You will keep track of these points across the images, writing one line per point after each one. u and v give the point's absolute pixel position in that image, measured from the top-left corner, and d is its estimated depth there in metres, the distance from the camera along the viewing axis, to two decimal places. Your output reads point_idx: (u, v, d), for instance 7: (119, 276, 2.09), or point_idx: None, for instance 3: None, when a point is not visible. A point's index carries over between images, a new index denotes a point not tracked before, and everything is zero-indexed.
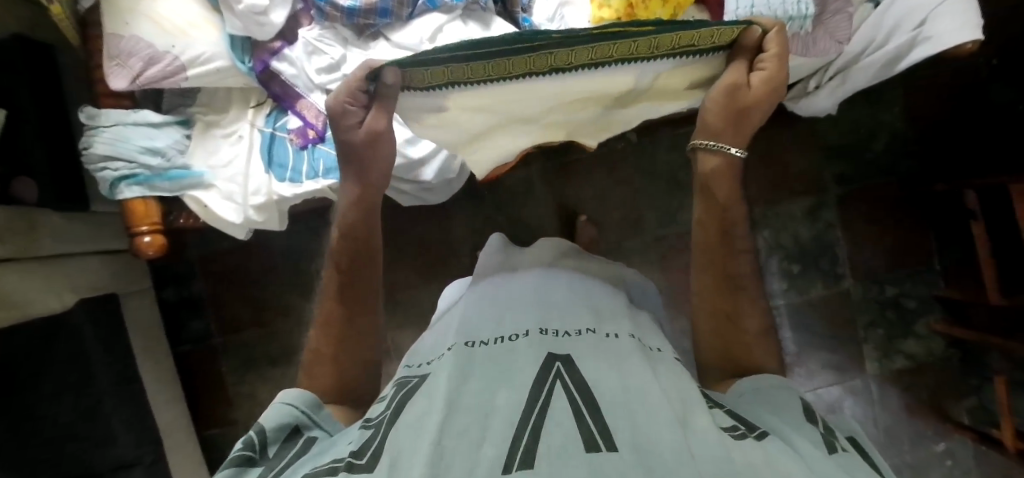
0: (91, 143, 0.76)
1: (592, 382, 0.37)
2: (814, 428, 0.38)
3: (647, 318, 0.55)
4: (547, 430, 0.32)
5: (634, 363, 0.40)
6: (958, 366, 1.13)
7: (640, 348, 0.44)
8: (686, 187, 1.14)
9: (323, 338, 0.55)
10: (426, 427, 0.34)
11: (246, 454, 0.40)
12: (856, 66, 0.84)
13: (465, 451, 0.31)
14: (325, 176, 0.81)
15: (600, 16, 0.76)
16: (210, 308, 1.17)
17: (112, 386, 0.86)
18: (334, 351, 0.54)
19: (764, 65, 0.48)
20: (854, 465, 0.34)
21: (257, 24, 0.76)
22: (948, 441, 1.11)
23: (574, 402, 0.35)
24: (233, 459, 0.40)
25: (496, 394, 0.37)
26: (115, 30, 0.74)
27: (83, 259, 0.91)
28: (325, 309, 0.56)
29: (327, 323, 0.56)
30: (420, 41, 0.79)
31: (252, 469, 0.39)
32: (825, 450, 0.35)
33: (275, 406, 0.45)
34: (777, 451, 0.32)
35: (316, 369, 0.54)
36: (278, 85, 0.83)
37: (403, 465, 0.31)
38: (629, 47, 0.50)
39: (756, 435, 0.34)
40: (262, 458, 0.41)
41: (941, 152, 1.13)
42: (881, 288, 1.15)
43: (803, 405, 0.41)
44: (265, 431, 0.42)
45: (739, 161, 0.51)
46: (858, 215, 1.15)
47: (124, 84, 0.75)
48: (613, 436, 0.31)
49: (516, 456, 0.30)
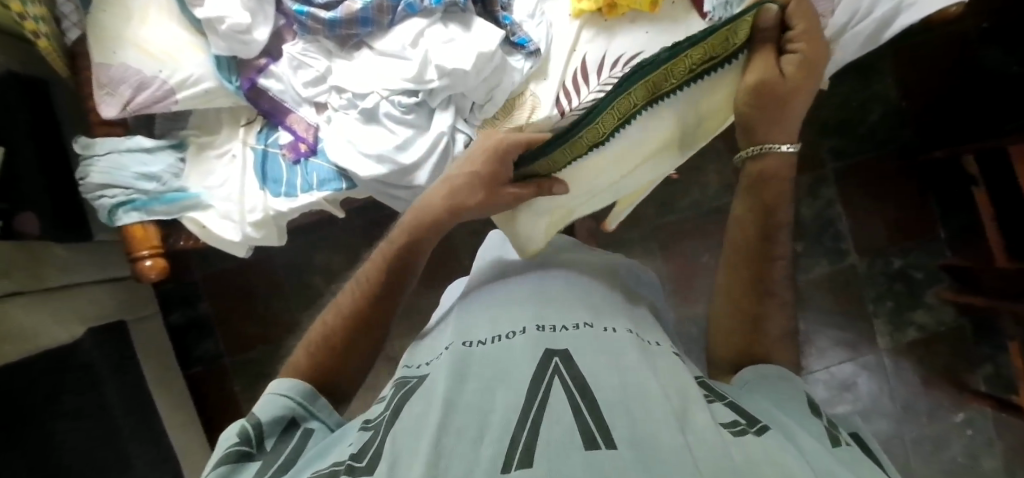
0: (88, 172, 0.77)
1: (592, 378, 0.37)
2: (818, 421, 0.37)
3: (646, 316, 0.53)
4: (545, 427, 0.32)
5: (631, 358, 0.40)
6: (970, 334, 1.12)
7: (638, 342, 0.44)
8: (683, 175, 1.14)
9: (329, 329, 0.50)
10: (425, 429, 0.33)
11: (245, 446, 0.38)
12: (843, 38, 0.81)
13: (465, 452, 0.31)
14: (319, 188, 0.83)
15: (581, 8, 0.82)
16: (217, 328, 1.18)
17: (124, 411, 0.87)
18: (336, 359, 0.48)
19: (794, 47, 0.47)
20: (858, 460, 0.33)
21: (240, 43, 0.77)
22: (966, 411, 1.10)
23: (573, 399, 0.35)
24: (231, 453, 0.37)
25: (495, 393, 0.37)
26: (104, 59, 0.75)
27: (88, 287, 0.92)
28: (343, 303, 0.51)
29: (336, 316, 0.51)
30: (402, 47, 0.79)
31: (251, 460, 0.37)
32: (828, 444, 0.34)
33: (269, 398, 0.42)
34: (777, 446, 0.32)
35: (301, 359, 0.48)
36: (266, 101, 0.83)
37: (403, 467, 0.31)
38: (648, 88, 0.53)
39: (756, 430, 0.34)
40: (260, 450, 0.38)
41: (937, 119, 1.12)
42: (886, 260, 1.14)
43: (807, 398, 0.41)
44: (262, 424, 0.40)
45: (792, 156, 0.50)
46: (858, 189, 1.14)
47: (115, 112, 0.76)
48: (612, 432, 0.31)
49: (515, 456, 0.30)
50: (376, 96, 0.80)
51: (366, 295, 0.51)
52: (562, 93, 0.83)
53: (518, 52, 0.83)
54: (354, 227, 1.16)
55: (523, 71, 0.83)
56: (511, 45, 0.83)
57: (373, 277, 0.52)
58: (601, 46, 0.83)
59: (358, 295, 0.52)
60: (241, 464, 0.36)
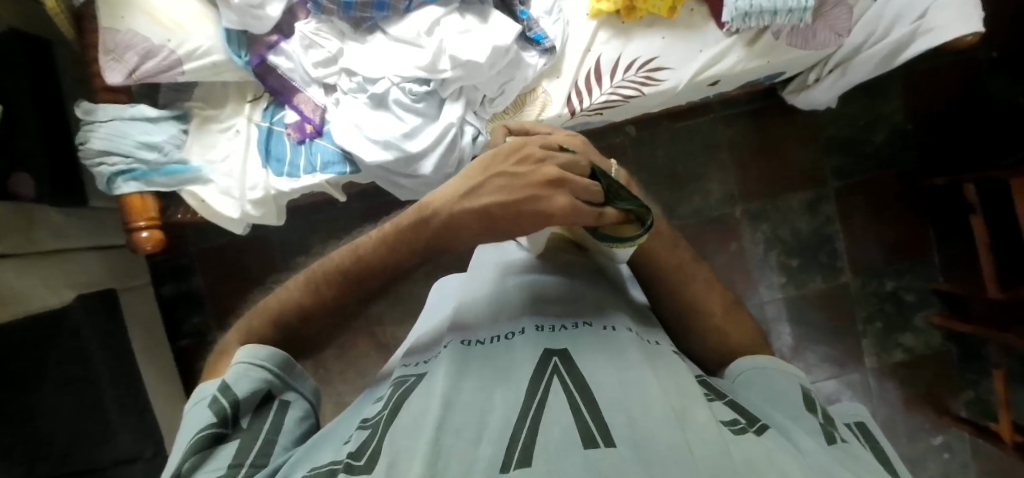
0: (88, 138, 0.76)
1: (592, 378, 0.36)
2: (813, 419, 0.37)
3: (647, 307, 0.51)
4: (545, 426, 0.32)
5: (632, 356, 0.39)
6: (954, 359, 1.14)
7: (640, 341, 0.42)
8: (685, 182, 1.15)
9: (289, 299, 0.41)
10: (424, 426, 0.33)
11: (218, 428, 0.35)
12: (856, 59, 0.84)
13: (464, 451, 0.31)
14: (323, 170, 0.82)
15: (599, 9, 0.81)
16: (208, 303, 1.17)
17: (112, 381, 0.86)
18: (292, 329, 0.41)
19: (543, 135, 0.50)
20: (855, 458, 0.33)
21: (253, 18, 0.76)
22: (944, 434, 1.12)
23: (572, 399, 0.34)
24: (202, 434, 0.34)
25: (494, 391, 0.36)
26: (111, 24, 0.74)
27: (81, 254, 0.91)
28: (315, 272, 0.42)
29: (297, 288, 0.42)
30: (417, 34, 0.78)
31: (227, 445, 0.34)
32: (824, 442, 0.34)
33: (240, 369, 0.37)
34: (779, 447, 0.31)
35: (254, 321, 0.41)
36: (275, 79, 0.82)
37: (402, 464, 0.30)
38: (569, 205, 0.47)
39: (756, 429, 0.34)
40: (230, 432, 0.35)
41: (940, 145, 1.13)
42: (879, 281, 1.15)
43: (803, 393, 0.40)
44: (238, 401, 0.36)
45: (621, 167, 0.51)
46: (858, 208, 1.15)
47: (120, 79, 0.74)
48: (611, 431, 0.31)
49: (514, 456, 0.30)
50: (387, 82, 0.79)
51: (345, 271, 0.41)
52: (574, 93, 0.83)
53: (533, 48, 0.83)
54: (353, 211, 1.16)
55: (537, 67, 0.82)
56: (527, 41, 0.82)
57: (350, 262, 0.41)
58: (616, 48, 0.83)
59: (336, 273, 0.41)
60: (213, 452, 0.33)
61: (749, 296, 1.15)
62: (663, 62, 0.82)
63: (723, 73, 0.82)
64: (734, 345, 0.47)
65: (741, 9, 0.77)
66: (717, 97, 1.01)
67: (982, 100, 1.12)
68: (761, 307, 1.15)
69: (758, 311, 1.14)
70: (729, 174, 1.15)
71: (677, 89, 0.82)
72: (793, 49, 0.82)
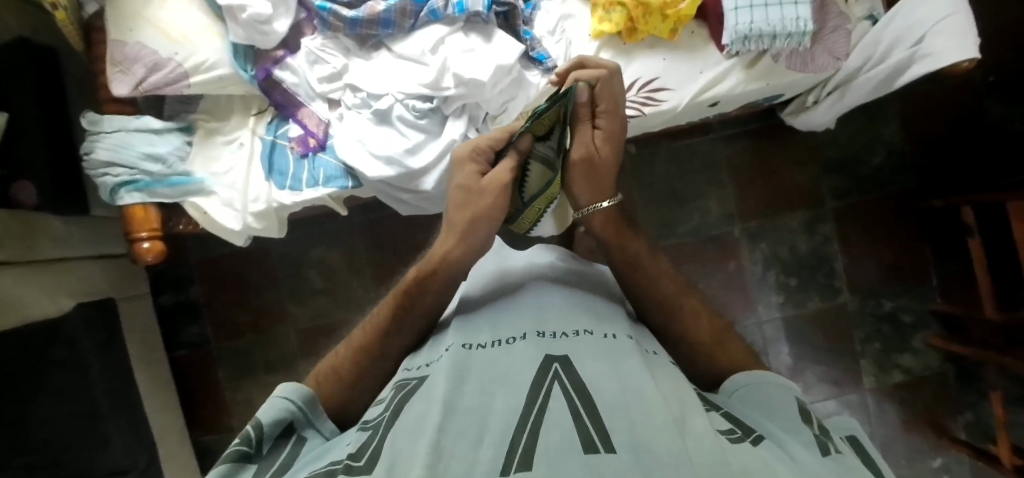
0: (93, 148, 0.77)
1: (593, 383, 0.35)
2: (808, 430, 0.36)
3: (645, 328, 0.50)
4: (545, 431, 0.30)
5: (634, 363, 0.37)
6: (954, 381, 1.14)
7: (638, 350, 0.41)
8: (684, 199, 1.16)
9: (337, 359, 0.47)
10: (424, 429, 0.31)
11: (241, 450, 0.37)
12: (855, 82, 0.85)
13: (463, 453, 0.29)
14: (325, 184, 0.83)
15: (601, 30, 0.82)
16: (207, 313, 1.17)
17: (106, 390, 0.85)
18: (354, 362, 0.47)
19: (600, 123, 0.58)
20: (847, 466, 0.32)
21: (260, 33, 0.77)
22: (943, 456, 1.12)
23: (572, 404, 0.32)
24: (228, 455, 0.36)
25: (495, 394, 0.35)
26: (120, 37, 0.75)
27: (81, 263, 0.91)
28: (373, 318, 0.49)
29: (349, 348, 0.48)
30: (421, 52, 0.79)
31: (246, 468, 0.36)
32: (818, 453, 0.33)
33: (272, 401, 0.40)
34: (777, 459, 0.30)
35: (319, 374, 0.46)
36: (280, 93, 0.84)
37: (402, 467, 0.28)
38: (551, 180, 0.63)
39: (753, 439, 0.32)
40: (253, 453, 0.37)
41: (937, 168, 1.14)
42: (878, 302, 1.15)
43: (798, 404, 0.39)
44: (262, 427, 0.38)
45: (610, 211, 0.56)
46: (856, 228, 1.16)
47: (127, 91, 0.75)
48: (612, 437, 0.29)
49: (515, 460, 0.28)
50: (391, 98, 0.80)
51: (402, 299, 0.49)
52: None
53: (536, 67, 0.84)
54: (353, 224, 1.16)
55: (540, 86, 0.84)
56: (530, 61, 0.84)
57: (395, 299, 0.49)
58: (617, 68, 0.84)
59: (387, 310, 0.49)
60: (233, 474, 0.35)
61: (747, 315, 1.15)
62: (664, 83, 0.83)
63: (721, 95, 0.83)
64: (726, 366, 0.46)
65: (741, 32, 0.78)
66: (717, 118, 1.02)
67: (979, 124, 1.13)
68: (760, 326, 1.15)
69: (756, 330, 1.14)
70: (728, 193, 1.16)
71: (677, 109, 0.83)
72: (791, 71, 0.83)
